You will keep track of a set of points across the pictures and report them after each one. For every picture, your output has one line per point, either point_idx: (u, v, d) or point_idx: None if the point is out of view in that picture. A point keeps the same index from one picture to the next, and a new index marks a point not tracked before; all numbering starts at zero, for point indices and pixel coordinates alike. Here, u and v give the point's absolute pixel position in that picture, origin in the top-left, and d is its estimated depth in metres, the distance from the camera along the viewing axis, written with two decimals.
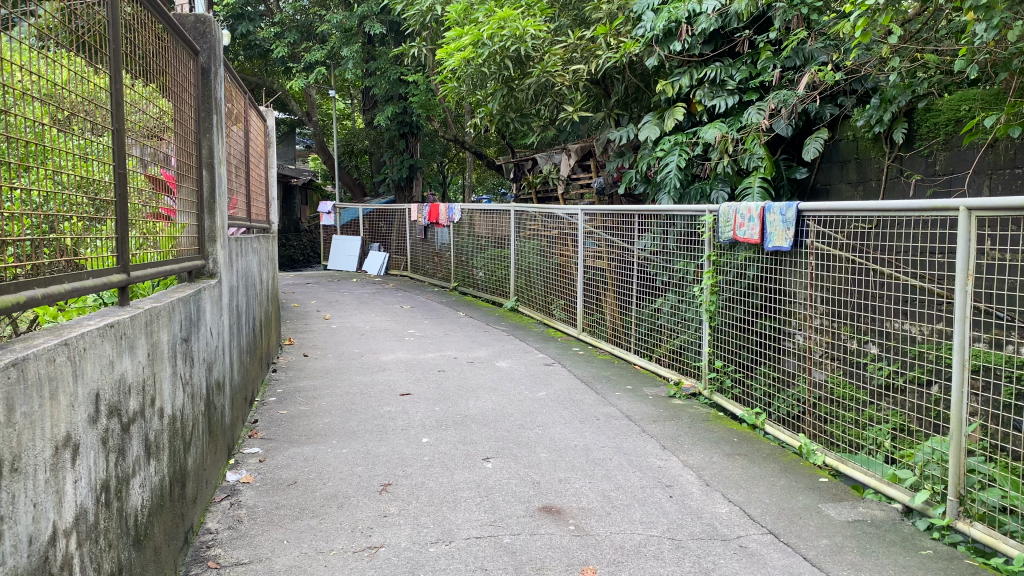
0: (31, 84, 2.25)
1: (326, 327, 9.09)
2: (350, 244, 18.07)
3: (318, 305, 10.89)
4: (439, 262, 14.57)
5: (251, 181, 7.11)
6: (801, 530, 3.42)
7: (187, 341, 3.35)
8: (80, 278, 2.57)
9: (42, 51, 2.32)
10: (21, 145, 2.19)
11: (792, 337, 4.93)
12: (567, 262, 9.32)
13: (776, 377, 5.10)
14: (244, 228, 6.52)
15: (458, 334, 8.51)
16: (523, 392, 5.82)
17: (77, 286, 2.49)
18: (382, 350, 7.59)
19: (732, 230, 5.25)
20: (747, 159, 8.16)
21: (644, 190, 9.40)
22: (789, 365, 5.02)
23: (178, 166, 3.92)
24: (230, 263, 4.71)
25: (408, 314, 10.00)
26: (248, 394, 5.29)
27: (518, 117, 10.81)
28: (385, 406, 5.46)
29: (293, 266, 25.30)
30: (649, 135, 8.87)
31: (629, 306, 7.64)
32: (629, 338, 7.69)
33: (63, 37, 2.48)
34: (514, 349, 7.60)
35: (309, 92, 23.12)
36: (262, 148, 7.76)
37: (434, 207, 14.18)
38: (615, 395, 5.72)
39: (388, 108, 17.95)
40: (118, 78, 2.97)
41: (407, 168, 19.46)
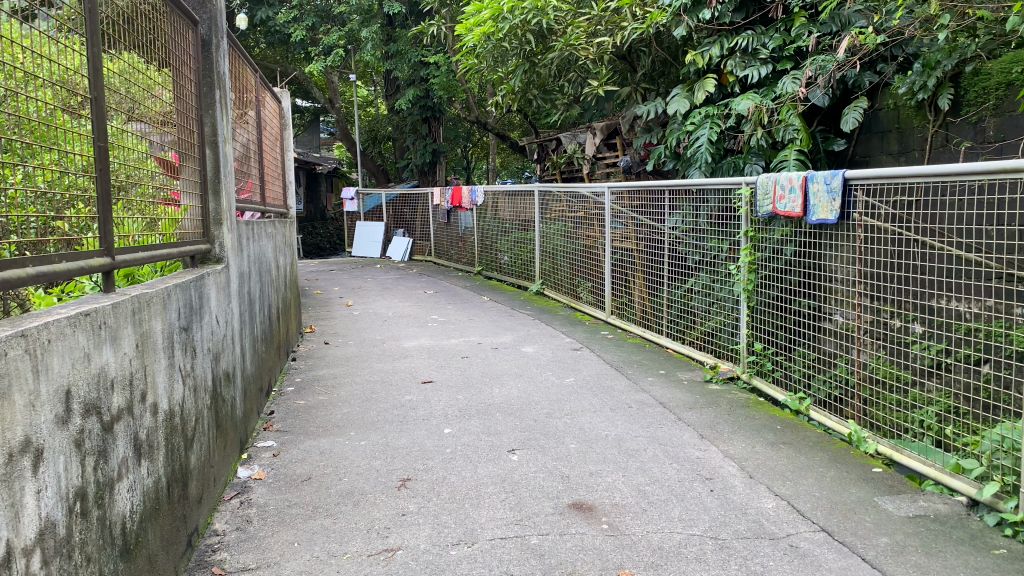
0: (43, 71, 2.17)
1: (348, 314, 8.88)
2: (375, 230, 17.88)
3: (341, 292, 10.69)
4: (463, 246, 14.32)
5: (265, 164, 6.89)
6: (856, 526, 3.11)
7: (187, 330, 3.12)
8: (47, 261, 2.15)
9: (54, 38, 2.24)
10: (33, 131, 2.11)
11: (834, 317, 4.63)
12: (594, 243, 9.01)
13: (817, 359, 4.81)
14: (259, 214, 6.32)
15: (482, 318, 8.26)
16: (551, 379, 5.55)
17: (44, 271, 2.08)
18: (404, 336, 7.36)
19: (772, 203, 4.91)
20: (782, 131, 7.83)
21: (673, 166, 9.11)
22: (830, 346, 4.73)
23: (178, 146, 3.67)
24: (240, 248, 4.47)
25: (432, 300, 9.76)
26: (264, 384, 5.07)
27: (541, 93, 10.50)
28: (406, 395, 5.22)
29: (320, 254, 25.24)
30: (679, 109, 8.52)
31: (659, 287, 7.33)
32: (660, 321, 7.38)
33: (75, 24, 2.40)
34: (540, 333, 7.33)
35: (330, 78, 22.91)
36: (278, 130, 7.54)
37: (457, 191, 13.91)
38: (647, 381, 5.43)
39: (409, 91, 17.68)
40: (97, 39, 2.52)
41: (431, 153, 19.20)
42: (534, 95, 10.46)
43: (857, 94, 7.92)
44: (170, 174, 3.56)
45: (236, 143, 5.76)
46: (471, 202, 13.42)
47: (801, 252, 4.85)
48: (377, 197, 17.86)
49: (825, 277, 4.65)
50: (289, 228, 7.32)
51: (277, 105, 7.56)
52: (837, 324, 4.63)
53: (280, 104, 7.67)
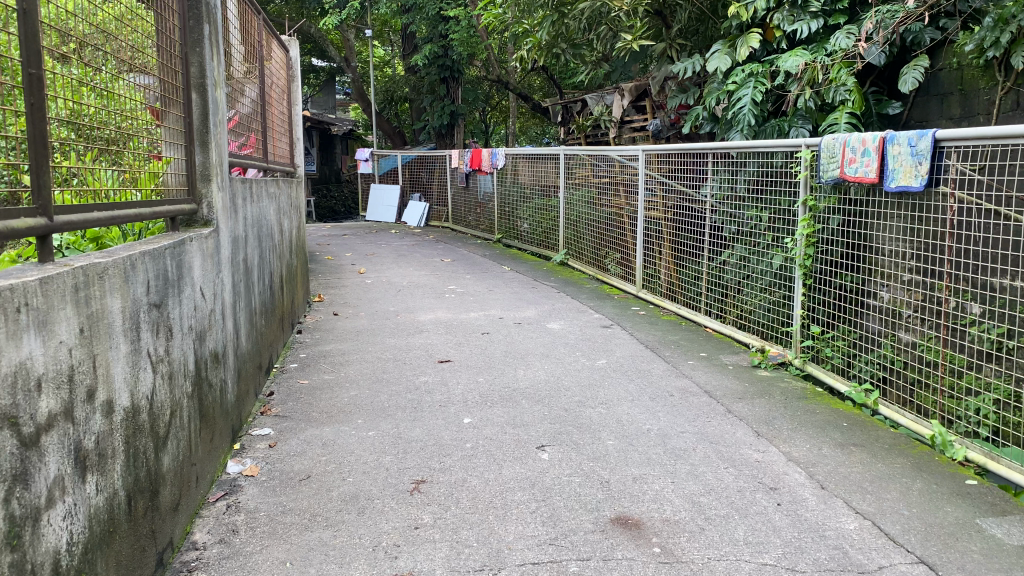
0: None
1: (360, 282, 8.37)
2: (391, 194, 17.31)
3: (354, 259, 10.17)
4: (482, 212, 13.75)
5: (269, 119, 6.34)
6: (963, 559, 2.57)
7: (161, 307, 2.62)
8: None
9: None
10: None
11: (879, 294, 4.28)
12: (622, 211, 8.40)
13: (860, 339, 4.44)
14: (261, 172, 5.81)
15: (503, 290, 7.72)
16: (581, 360, 5.02)
17: None
18: (419, 308, 6.84)
19: (839, 167, 4.31)
20: (832, 92, 7.19)
21: (711, 129, 8.48)
22: (874, 324, 4.37)
23: (159, 88, 3.12)
24: (235, 209, 3.94)
25: (448, 269, 9.23)
26: (262, 361, 4.56)
27: (570, 48, 9.51)
28: (421, 376, 4.71)
29: (335, 218, 24.71)
30: (720, 66, 7.89)
31: (692, 259, 6.86)
32: (699, 298, 6.76)
33: None
34: (565, 308, 6.79)
35: (346, 36, 22.18)
36: (286, 83, 7.00)
37: (476, 153, 13.29)
38: (689, 365, 4.88)
39: (426, 48, 16.99)
40: None
41: (449, 115, 18.50)
42: (562, 49, 9.46)
43: (917, 52, 7.25)
44: (149, 120, 3.04)
45: (234, 92, 5.24)
46: (491, 165, 12.80)
47: (848, 223, 4.45)
48: (392, 160, 17.27)
49: (873, 251, 4.28)
50: (296, 188, 6.81)
51: (284, 55, 6.99)
52: (884, 302, 4.27)
53: (288, 53, 7.09)
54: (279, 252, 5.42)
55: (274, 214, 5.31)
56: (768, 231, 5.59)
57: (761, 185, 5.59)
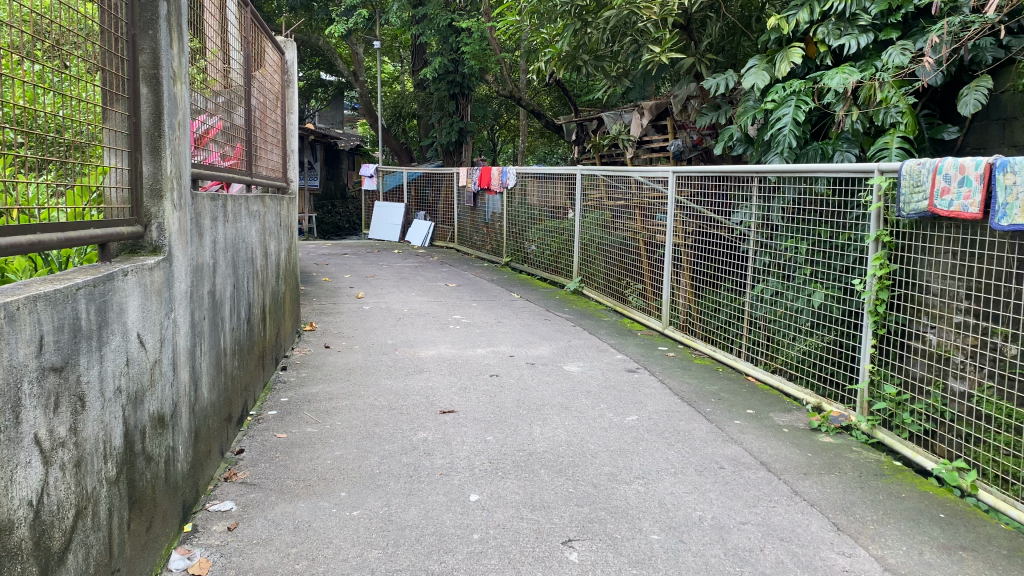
0: None
1: (357, 308, 7.66)
2: (395, 213, 16.62)
3: (352, 281, 9.46)
4: (489, 233, 13.07)
5: (259, 129, 5.65)
6: None
7: (65, 369, 1.91)
8: None
9: None
10: None
11: (924, 336, 3.79)
12: (647, 239, 7.70)
13: (904, 383, 3.93)
14: (245, 188, 5.12)
15: (513, 322, 7.01)
16: (607, 416, 4.29)
17: None
18: (421, 342, 6.11)
19: (925, 198, 3.58)
20: (881, 114, 6.52)
21: (743, 151, 7.79)
22: (917, 369, 3.90)
23: (99, 77, 2.42)
24: (200, 229, 3.26)
25: (454, 295, 8.52)
26: (231, 412, 3.83)
27: (593, 59, 8.60)
28: (420, 431, 3.98)
29: (338, 234, 24.04)
30: (757, 83, 7.23)
31: (717, 290, 6.36)
32: (738, 341, 6.04)
33: None
34: (584, 346, 6.07)
35: (354, 49, 21.59)
36: (281, 89, 6.32)
37: (485, 171, 12.61)
38: (735, 427, 4.16)
39: (436, 61, 16.35)
40: None
41: (457, 132, 17.85)
42: (585, 60, 8.56)
43: (978, 72, 6.47)
44: (86, 120, 2.34)
45: (214, 96, 4.55)
46: (501, 183, 12.12)
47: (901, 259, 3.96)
48: (397, 177, 16.59)
49: (920, 290, 3.77)
50: (290, 206, 6.12)
51: (280, 59, 6.32)
52: (928, 345, 3.80)
53: (284, 55, 6.41)
54: (261, 278, 4.73)
55: (257, 235, 4.63)
56: (802, 264, 5.13)
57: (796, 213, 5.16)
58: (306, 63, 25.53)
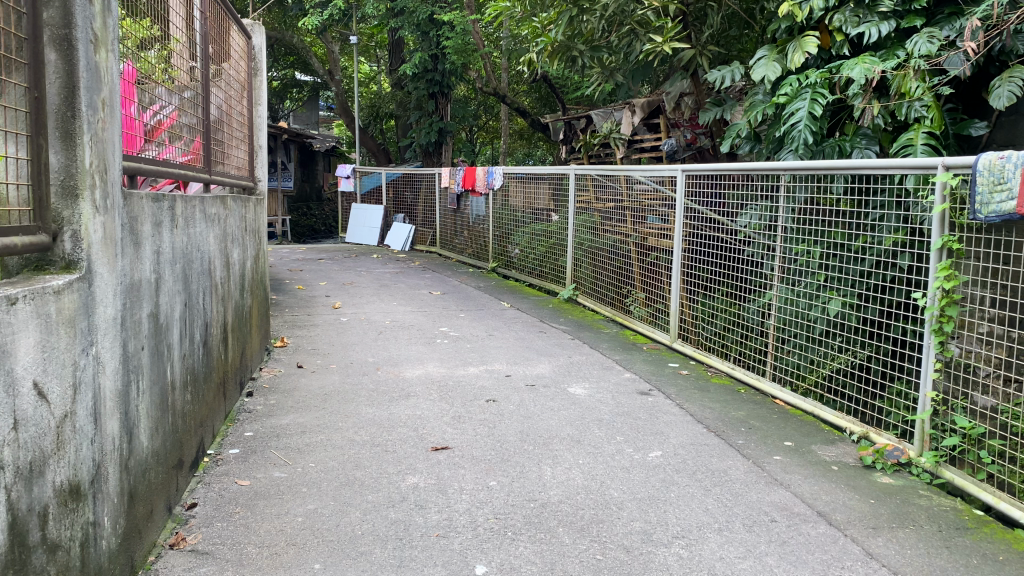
0: None
1: (333, 320, 7.01)
2: (373, 215, 15.94)
3: (328, 289, 8.80)
4: (473, 236, 12.46)
5: (220, 123, 4.97)
6: None
7: None
8: None
9: None
10: None
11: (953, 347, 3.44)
12: (650, 244, 7.15)
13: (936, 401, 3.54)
14: (203, 188, 4.46)
15: (505, 335, 6.39)
16: (627, 452, 3.68)
17: None
18: (405, 359, 5.48)
19: (1012, 195, 3.02)
20: (904, 108, 5.98)
21: (749, 149, 7.22)
22: (987, 397, 3.35)
23: None
24: (139, 240, 2.62)
25: (439, 304, 7.89)
26: (182, 457, 3.18)
27: (589, 48, 7.97)
28: (410, 476, 3.36)
29: (314, 238, 23.31)
30: (768, 75, 6.69)
31: (717, 295, 6.04)
32: (762, 356, 5.53)
33: None
34: (587, 363, 5.47)
35: (330, 47, 20.87)
36: (247, 77, 5.63)
37: (469, 172, 11.98)
38: (777, 466, 3.57)
39: (415, 56, 15.65)
40: None
41: (437, 132, 17.18)
42: (580, 50, 7.97)
43: (1009, 62, 5.92)
44: None
45: (161, 80, 3.87)
46: (486, 184, 11.46)
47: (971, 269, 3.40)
48: (375, 178, 15.92)
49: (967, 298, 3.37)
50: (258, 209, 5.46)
51: (245, 43, 5.62)
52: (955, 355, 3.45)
53: (250, 39, 5.71)
54: (222, 292, 4.08)
55: (218, 244, 4.00)
56: (815, 270, 4.92)
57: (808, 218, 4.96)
58: (279, 62, 24.74)
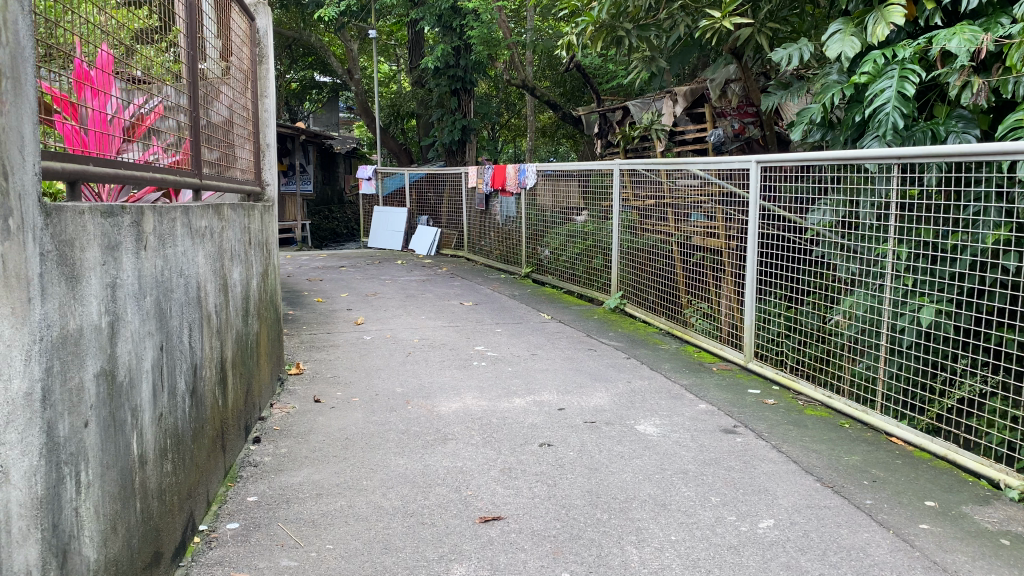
0: None
1: (356, 338, 6.27)
2: (396, 218, 15.22)
3: (350, 301, 8.08)
4: (502, 238, 11.68)
5: (215, 116, 4.16)
6: None
7: None
8: None
9: None
10: None
11: None
12: (716, 246, 6.28)
13: None
14: (195, 195, 3.67)
15: (551, 355, 5.60)
16: (730, 522, 2.89)
17: None
18: (439, 389, 4.72)
19: None
20: (1012, 85, 5.09)
21: (822, 137, 6.38)
22: None
23: None
24: (77, 276, 1.85)
25: (471, 316, 7.13)
26: (160, 547, 2.43)
27: (636, 27, 6.94)
28: (454, 563, 2.60)
29: (337, 241, 22.74)
30: (845, 51, 5.84)
31: (778, 301, 5.37)
32: (852, 377, 4.72)
33: None
34: (651, 390, 4.67)
35: (348, 46, 20.19)
36: (251, 65, 4.87)
37: (498, 170, 11.18)
38: (930, 542, 2.75)
39: (437, 49, 14.90)
40: None
41: (460, 130, 16.40)
42: (627, 29, 6.90)
43: None
44: None
45: (139, 64, 3.11)
46: (517, 183, 10.60)
47: None
48: (398, 180, 15.18)
49: None
50: (265, 216, 4.70)
51: (247, 26, 4.86)
52: None
53: (252, 21, 4.94)
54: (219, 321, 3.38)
55: (212, 262, 3.30)
56: (900, 272, 4.26)
57: (899, 212, 4.27)
58: (298, 64, 24.17)
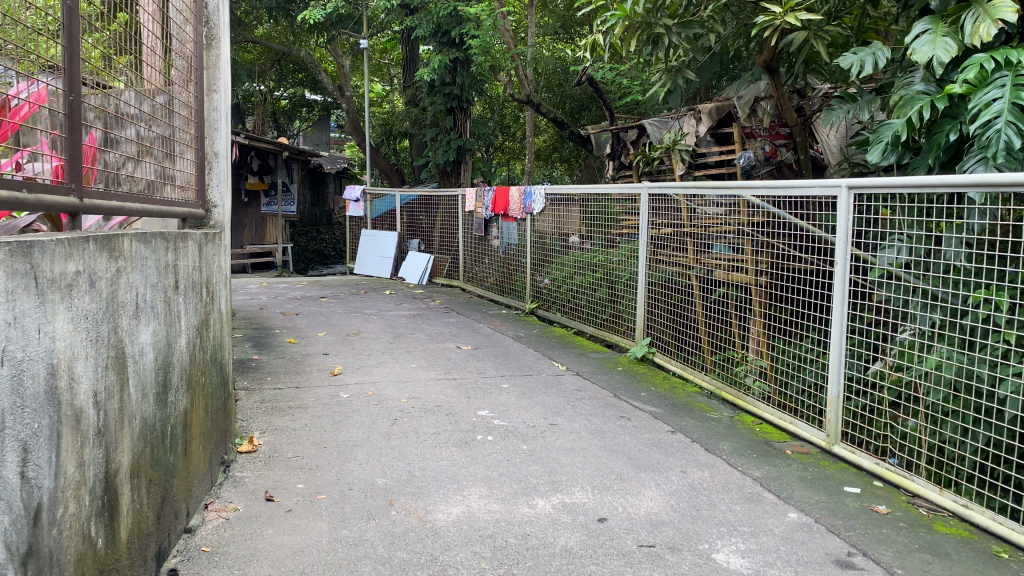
0: None
1: (331, 395, 5.09)
2: (384, 243, 14.08)
3: (329, 342, 6.92)
4: (501, 267, 10.55)
5: (129, 111, 2.90)
6: None
7: None
8: None
9: None
10: None
11: None
12: (759, 279, 5.25)
13: None
14: (72, 223, 2.32)
15: (575, 426, 4.42)
16: None
17: None
18: (434, 481, 3.54)
19: None
20: None
21: (897, 160, 5.28)
22: None
23: None
24: None
25: (472, 366, 5.97)
26: None
27: (678, 25, 5.87)
28: None
29: (324, 263, 21.61)
30: (939, 55, 4.75)
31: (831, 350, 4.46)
32: (954, 445, 3.85)
33: None
34: (718, 490, 3.51)
35: (340, 62, 19.21)
36: (195, 48, 3.70)
37: (500, 192, 10.06)
38: None
39: (434, 60, 13.84)
40: None
41: (455, 150, 15.25)
42: (667, 27, 5.83)
43: None
44: None
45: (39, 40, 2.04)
46: (521, 207, 9.44)
47: None
48: (389, 201, 14.07)
49: None
50: (207, 249, 3.53)
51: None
52: None
53: None
54: (121, 403, 2.31)
55: (108, 319, 2.22)
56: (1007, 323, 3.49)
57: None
58: (287, 81, 23.17)
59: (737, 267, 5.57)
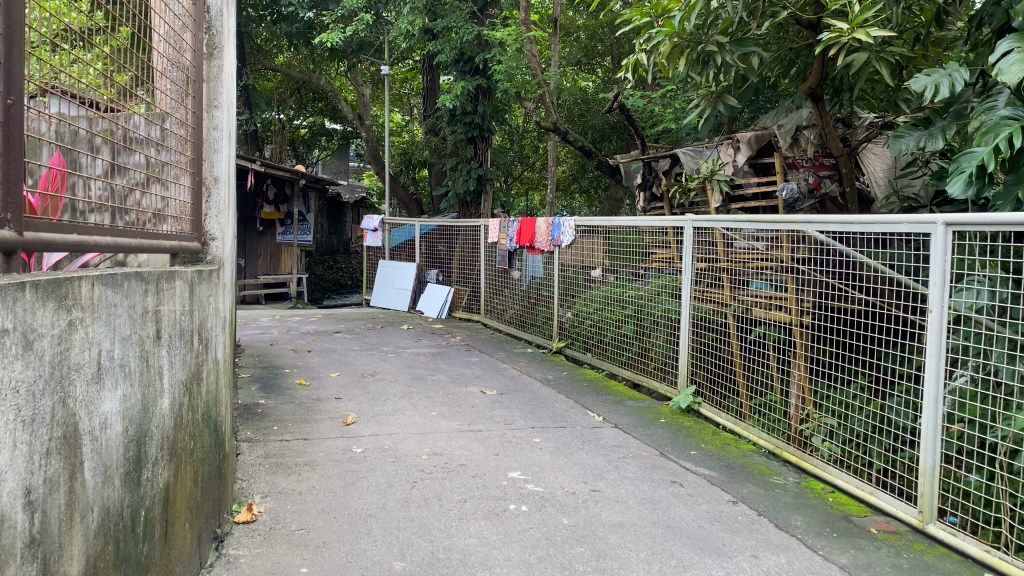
0: None
1: (343, 450, 4.54)
2: (402, 275, 13.60)
3: (342, 384, 6.37)
4: (524, 302, 10.01)
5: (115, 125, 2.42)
6: None
7: None
8: None
9: None
10: None
11: None
12: (801, 319, 4.71)
13: None
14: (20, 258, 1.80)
15: (620, 494, 3.84)
16: None
17: None
18: (461, 568, 2.97)
19: None
20: None
21: (978, 192, 4.71)
22: None
23: None
24: None
25: (498, 415, 5.40)
26: None
27: (731, 43, 5.38)
28: None
29: (340, 293, 21.19)
30: None
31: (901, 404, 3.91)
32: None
33: None
34: None
35: (360, 90, 18.91)
36: (194, 59, 3.23)
37: (525, 223, 9.56)
38: None
39: (456, 87, 13.45)
40: None
41: (476, 180, 14.81)
42: (720, 45, 5.34)
43: None
44: None
45: None
46: (548, 240, 8.91)
47: None
48: (408, 230, 13.61)
49: None
50: (200, 288, 3.03)
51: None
52: None
53: None
54: (70, 496, 1.79)
55: (53, 389, 1.72)
56: None
57: None
58: (306, 109, 22.95)
59: (776, 306, 5.04)
